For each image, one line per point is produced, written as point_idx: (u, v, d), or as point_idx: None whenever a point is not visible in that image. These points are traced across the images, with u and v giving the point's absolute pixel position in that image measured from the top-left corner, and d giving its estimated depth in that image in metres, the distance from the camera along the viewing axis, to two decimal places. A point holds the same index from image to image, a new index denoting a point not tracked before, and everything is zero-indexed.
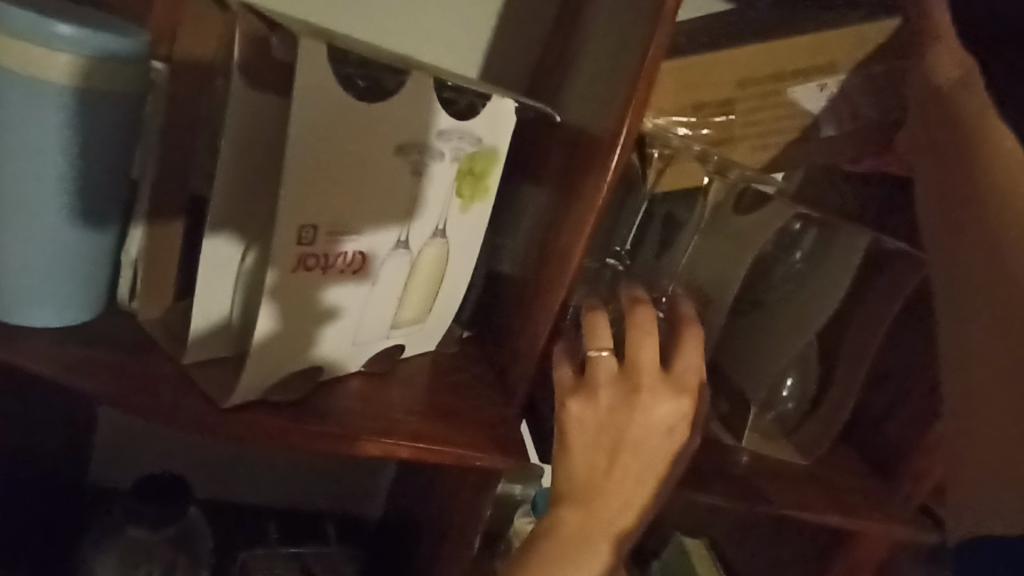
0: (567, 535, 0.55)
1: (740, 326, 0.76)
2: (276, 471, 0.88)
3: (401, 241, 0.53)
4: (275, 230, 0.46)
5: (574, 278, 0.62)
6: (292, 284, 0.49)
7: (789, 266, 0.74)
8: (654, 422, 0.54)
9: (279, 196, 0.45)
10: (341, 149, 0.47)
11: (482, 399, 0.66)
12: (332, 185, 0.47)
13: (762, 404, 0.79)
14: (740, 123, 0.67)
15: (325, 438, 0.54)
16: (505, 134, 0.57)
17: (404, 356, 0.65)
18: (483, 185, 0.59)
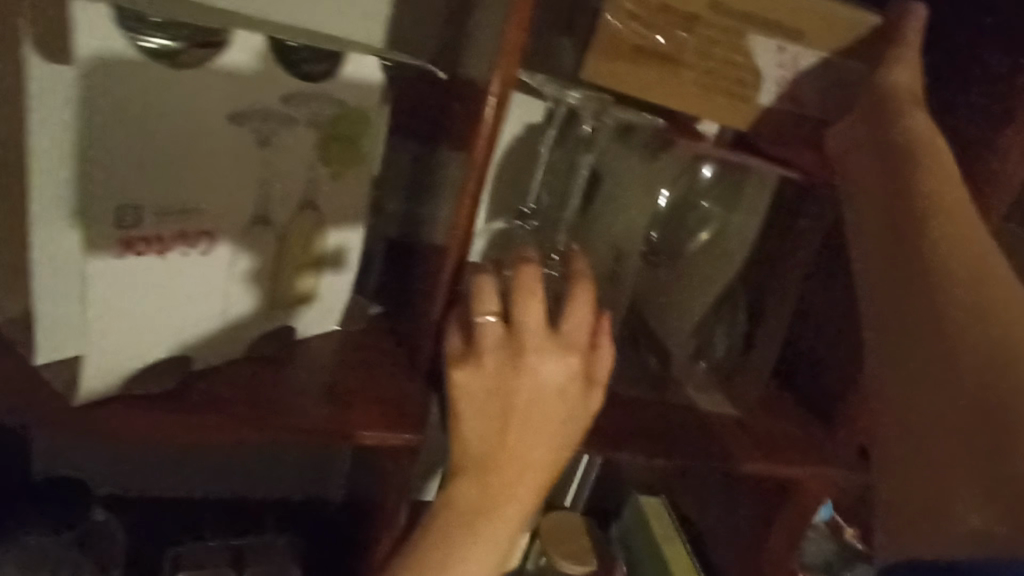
0: (466, 509, 0.53)
1: (660, 277, 0.75)
2: (211, 464, 0.87)
3: (258, 215, 0.51)
4: (87, 213, 0.43)
5: (465, 240, 0.58)
6: (126, 271, 0.46)
7: (702, 213, 0.72)
8: (544, 384, 0.52)
9: (84, 177, 0.42)
10: (154, 122, 0.44)
11: (387, 374, 0.63)
12: (151, 162, 0.44)
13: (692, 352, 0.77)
14: (693, 50, 0.60)
15: (198, 429, 0.51)
16: (371, 95, 0.54)
17: (301, 339, 0.62)
18: (356, 151, 0.56)
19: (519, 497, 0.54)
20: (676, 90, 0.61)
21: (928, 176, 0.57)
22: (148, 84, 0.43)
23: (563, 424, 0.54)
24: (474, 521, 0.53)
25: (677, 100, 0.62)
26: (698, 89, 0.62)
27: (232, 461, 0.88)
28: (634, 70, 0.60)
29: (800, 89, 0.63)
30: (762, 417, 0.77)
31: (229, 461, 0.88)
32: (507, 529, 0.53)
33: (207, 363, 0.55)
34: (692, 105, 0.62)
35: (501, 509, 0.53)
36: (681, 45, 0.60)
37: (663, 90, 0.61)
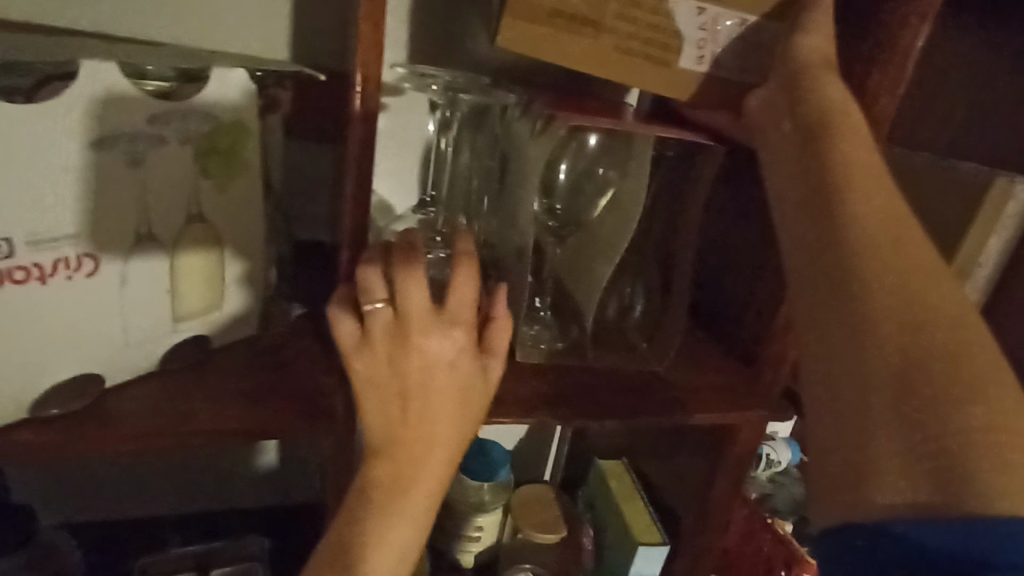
0: (378, 487, 0.57)
1: (570, 245, 0.80)
2: (167, 478, 0.90)
3: (142, 233, 0.54)
4: None
5: (355, 234, 0.61)
6: (9, 300, 0.49)
7: (597, 180, 0.75)
8: (436, 359, 0.57)
9: None
10: (14, 155, 0.46)
11: (306, 371, 0.65)
12: (16, 194, 0.47)
13: (613, 316, 0.82)
14: (612, 14, 0.63)
15: (110, 441, 0.53)
16: (246, 105, 0.57)
17: (218, 345, 0.65)
18: (239, 161, 0.59)
19: (428, 470, 0.58)
20: (598, 56, 0.64)
21: (841, 145, 0.56)
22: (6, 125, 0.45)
23: (463, 395, 0.58)
24: (389, 497, 0.57)
25: (601, 66, 0.65)
26: (620, 54, 0.64)
27: (201, 471, 0.92)
28: (553, 31, 0.63)
29: (719, 55, 0.67)
30: (685, 372, 0.80)
31: (197, 472, 0.92)
32: (422, 501, 0.58)
33: (119, 378, 0.58)
34: (617, 71, 0.65)
35: (412, 483, 0.57)
36: (602, 7, 0.62)
37: (586, 57, 0.64)
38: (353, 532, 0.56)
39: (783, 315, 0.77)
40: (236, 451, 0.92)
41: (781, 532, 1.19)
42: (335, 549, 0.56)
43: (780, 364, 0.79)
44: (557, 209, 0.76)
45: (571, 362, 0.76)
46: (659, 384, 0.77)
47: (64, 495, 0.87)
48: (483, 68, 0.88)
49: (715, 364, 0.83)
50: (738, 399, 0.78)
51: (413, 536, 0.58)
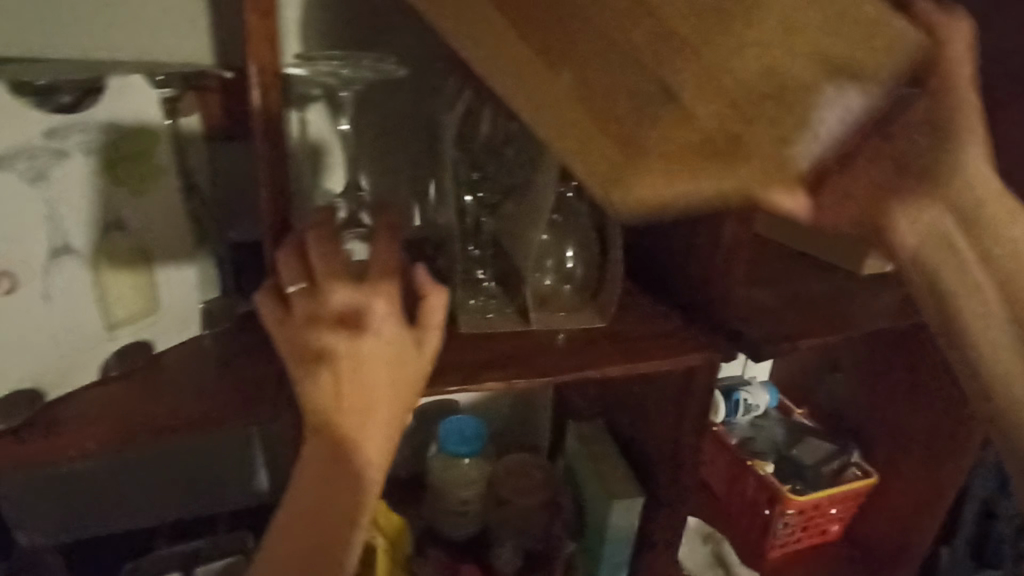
0: (322, 463, 0.59)
1: (506, 213, 0.82)
2: (143, 492, 0.95)
3: (60, 245, 0.57)
4: None
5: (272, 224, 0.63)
6: None
7: (514, 148, 0.80)
8: (364, 333, 0.59)
9: None
10: None
11: (256, 360, 0.67)
12: None
13: (557, 277, 0.85)
14: (748, 138, 0.48)
15: (56, 450, 0.55)
16: (149, 108, 0.60)
17: (165, 350, 0.67)
18: (153, 166, 0.62)
19: (370, 443, 0.60)
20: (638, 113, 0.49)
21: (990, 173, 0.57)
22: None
23: (399, 368, 0.60)
24: (334, 472, 0.58)
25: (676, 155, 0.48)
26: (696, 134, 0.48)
27: (179, 476, 0.97)
28: (653, 187, 0.49)
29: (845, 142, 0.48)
30: (633, 327, 0.82)
31: (176, 475, 0.96)
32: (372, 467, 0.60)
33: (60, 390, 0.60)
34: (687, 171, 0.48)
35: (353, 458, 0.59)
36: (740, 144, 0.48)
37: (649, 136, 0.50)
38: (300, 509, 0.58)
39: (719, 259, 0.80)
40: (206, 457, 0.97)
41: (763, 472, 1.21)
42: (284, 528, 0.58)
43: (722, 308, 0.81)
44: (485, 179, 0.81)
45: (518, 326, 0.79)
46: (603, 341, 0.79)
47: (56, 507, 0.91)
48: (407, 51, 0.88)
49: (661, 315, 0.85)
50: (683, 345, 0.80)
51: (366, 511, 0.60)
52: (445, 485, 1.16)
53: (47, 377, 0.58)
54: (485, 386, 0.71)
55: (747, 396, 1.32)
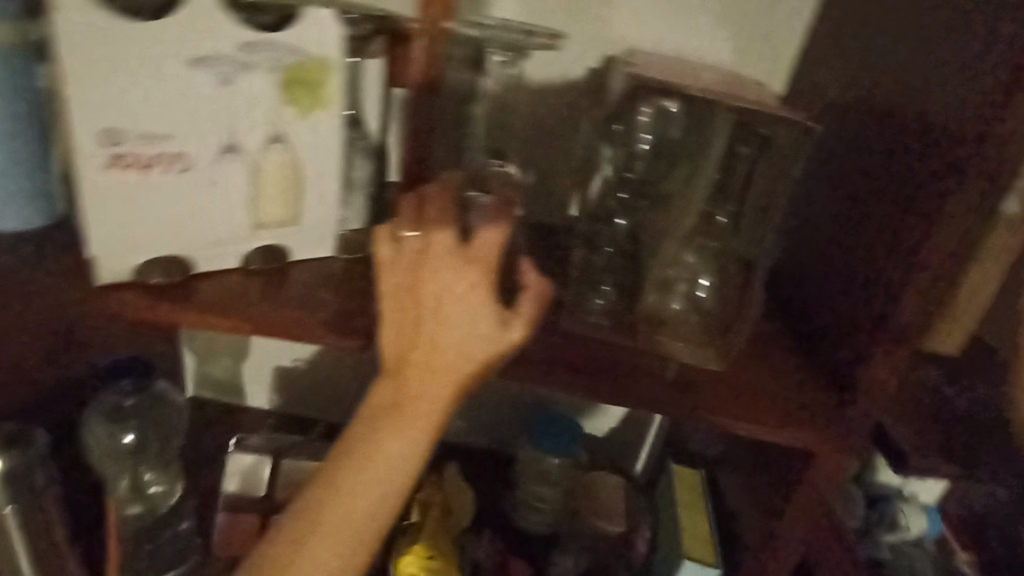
0: (380, 405, 0.61)
1: (654, 220, 0.76)
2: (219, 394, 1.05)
3: (228, 143, 0.62)
4: (81, 147, 0.57)
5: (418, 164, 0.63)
6: (108, 181, 0.59)
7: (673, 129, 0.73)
8: (451, 287, 0.59)
9: (82, 125, 0.56)
10: (125, 85, 0.56)
11: (301, 310, 0.68)
12: (118, 98, 0.56)
13: (680, 295, 0.74)
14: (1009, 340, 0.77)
15: (173, 311, 0.64)
16: (331, 42, 0.63)
17: (261, 253, 0.70)
18: (321, 93, 0.65)
19: (431, 393, 0.60)
20: None
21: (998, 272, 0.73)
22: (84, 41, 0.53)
23: (473, 338, 0.59)
24: (388, 417, 0.61)
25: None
26: None
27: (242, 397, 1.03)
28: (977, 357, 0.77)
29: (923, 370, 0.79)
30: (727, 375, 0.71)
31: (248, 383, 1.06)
32: (427, 413, 0.61)
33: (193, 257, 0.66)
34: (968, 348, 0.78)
35: (414, 401, 0.60)
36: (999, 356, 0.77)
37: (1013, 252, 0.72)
38: (369, 445, 0.60)
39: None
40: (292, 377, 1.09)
41: None
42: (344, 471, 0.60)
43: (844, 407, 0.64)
44: (636, 178, 0.75)
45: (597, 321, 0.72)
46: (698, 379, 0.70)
47: (205, 361, 1.12)
48: None
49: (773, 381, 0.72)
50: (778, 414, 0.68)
51: (395, 460, 0.61)
52: (537, 481, 1.12)
53: (122, 261, 0.63)
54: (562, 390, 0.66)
55: (898, 511, 0.91)
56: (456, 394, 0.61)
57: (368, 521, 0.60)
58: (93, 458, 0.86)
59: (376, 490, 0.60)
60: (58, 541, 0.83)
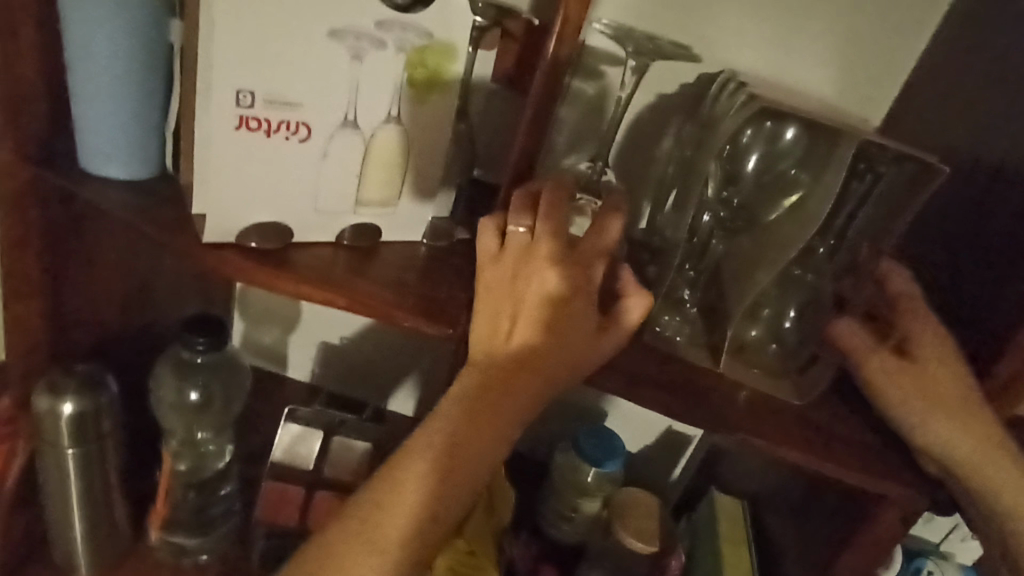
0: (466, 397, 0.60)
1: (742, 246, 0.73)
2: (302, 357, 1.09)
3: (349, 119, 0.62)
4: (214, 103, 0.57)
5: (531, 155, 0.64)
6: (233, 141, 0.59)
7: (779, 150, 0.74)
8: (552, 289, 0.58)
9: (216, 83, 0.57)
10: (264, 50, 0.56)
11: (394, 291, 0.69)
12: (256, 60, 0.57)
13: (762, 324, 0.75)
14: None
15: (275, 275, 0.65)
16: (460, 29, 0.63)
17: (357, 229, 0.70)
18: (442, 79, 0.65)
19: (522, 391, 0.59)
20: None
21: None
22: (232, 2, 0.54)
23: (562, 345, 0.59)
24: (474, 410, 0.60)
25: None
26: None
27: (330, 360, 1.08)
28: None
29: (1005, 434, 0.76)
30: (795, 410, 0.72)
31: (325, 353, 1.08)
32: (515, 412, 0.60)
33: (294, 224, 0.67)
34: None
35: (505, 398, 0.59)
36: None
37: None
38: (436, 438, 0.60)
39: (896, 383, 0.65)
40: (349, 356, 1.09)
41: None
42: (410, 459, 0.60)
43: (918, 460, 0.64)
44: (734, 201, 0.75)
45: (678, 338, 0.74)
46: (767, 412, 0.71)
47: (255, 328, 1.08)
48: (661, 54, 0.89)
49: (842, 423, 0.73)
50: (845, 457, 0.69)
51: (477, 454, 0.60)
52: (570, 493, 1.09)
53: (231, 221, 0.64)
54: (641, 402, 0.68)
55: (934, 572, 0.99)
56: (530, 403, 0.60)
57: (442, 510, 0.60)
58: (156, 412, 0.87)
59: (437, 484, 0.59)
60: (112, 486, 0.85)
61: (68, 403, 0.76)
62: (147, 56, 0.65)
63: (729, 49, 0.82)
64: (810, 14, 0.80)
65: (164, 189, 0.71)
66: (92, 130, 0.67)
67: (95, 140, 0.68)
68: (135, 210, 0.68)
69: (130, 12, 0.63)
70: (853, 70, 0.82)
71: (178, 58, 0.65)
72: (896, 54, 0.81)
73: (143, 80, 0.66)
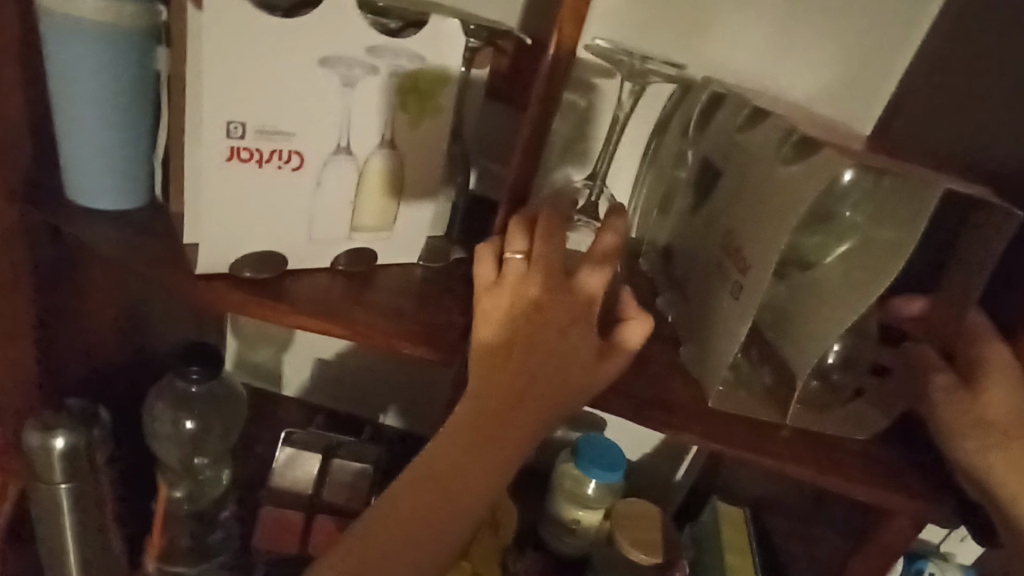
0: (465, 428, 0.59)
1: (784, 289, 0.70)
2: (312, 382, 1.08)
3: (342, 146, 0.61)
4: (205, 135, 0.56)
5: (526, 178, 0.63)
6: (224, 172, 0.58)
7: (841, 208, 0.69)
8: (551, 317, 0.57)
9: (205, 115, 0.55)
10: (254, 81, 0.55)
11: (392, 319, 0.67)
12: (247, 92, 0.56)
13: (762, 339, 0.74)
14: None
15: (269, 307, 0.64)
16: (452, 53, 0.62)
17: (350, 254, 0.69)
18: (434, 102, 0.64)
19: (523, 418, 0.58)
20: None
21: None
22: (220, 35, 0.53)
23: (556, 383, 0.58)
24: (475, 440, 0.58)
25: None
26: None
27: (345, 383, 1.07)
28: None
29: None
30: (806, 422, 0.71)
31: (339, 375, 1.07)
32: (516, 440, 0.58)
33: (286, 252, 0.65)
34: None
35: (507, 427, 0.58)
36: None
37: None
38: (437, 469, 0.59)
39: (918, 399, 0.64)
40: (359, 377, 1.07)
41: None
42: (382, 510, 0.59)
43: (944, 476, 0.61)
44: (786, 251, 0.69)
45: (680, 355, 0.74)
46: (775, 432, 0.70)
47: (250, 348, 1.06)
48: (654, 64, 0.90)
49: None
50: (853, 472, 0.68)
51: (482, 485, 0.59)
52: (566, 504, 1.09)
53: (223, 252, 0.63)
54: (647, 422, 0.67)
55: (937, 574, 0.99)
56: (507, 459, 0.59)
57: (450, 543, 0.59)
58: (152, 443, 0.86)
59: (404, 539, 0.58)
60: (106, 519, 0.83)
61: (61, 438, 0.74)
62: (134, 84, 0.65)
63: (723, 56, 0.83)
64: (798, 21, 0.81)
65: (156, 218, 0.70)
66: (77, 160, 0.67)
67: (80, 170, 0.67)
68: (124, 241, 0.66)
69: (114, 41, 0.62)
70: (843, 75, 0.83)
71: (165, 87, 0.65)
72: (883, 57, 0.82)
73: (130, 109, 0.66)
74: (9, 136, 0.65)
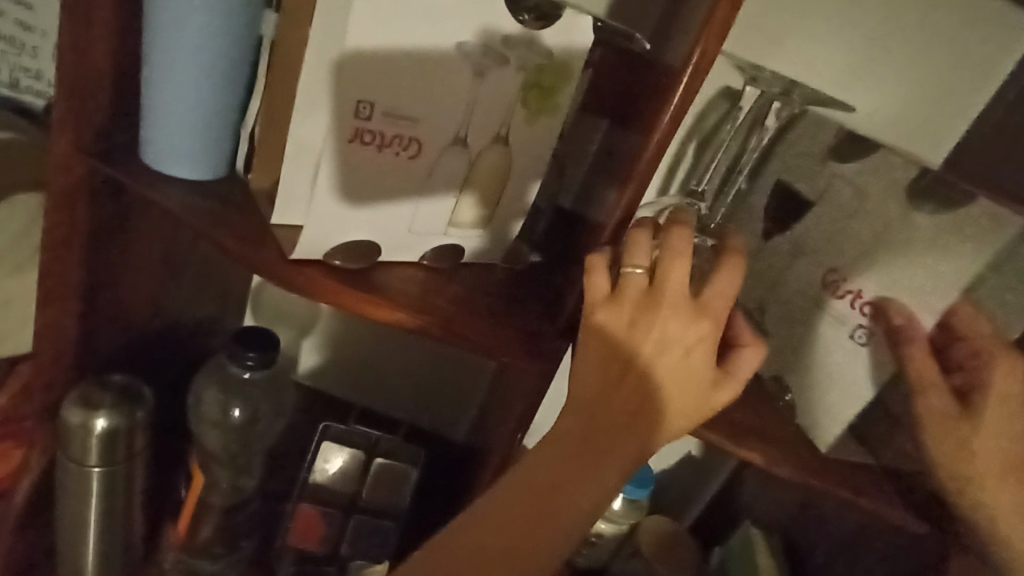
0: (567, 443, 0.57)
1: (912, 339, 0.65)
2: (338, 370, 1.04)
3: (460, 137, 0.59)
4: (333, 111, 0.54)
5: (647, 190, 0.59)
6: (343, 153, 0.56)
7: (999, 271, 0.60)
8: (672, 342, 0.55)
9: (336, 92, 0.54)
10: (390, 62, 0.53)
11: (484, 321, 0.65)
12: (382, 71, 0.54)
13: None
14: None
15: (363, 300, 0.61)
16: (582, 51, 0.59)
17: (443, 251, 0.66)
18: (554, 100, 0.61)
19: (630, 441, 0.57)
20: None
21: None
22: (367, 13, 0.51)
23: (668, 409, 0.56)
24: (578, 458, 0.57)
25: None
26: None
27: (374, 368, 1.03)
28: None
29: None
30: (881, 456, 0.70)
31: (368, 362, 1.03)
32: (619, 461, 0.57)
33: (381, 241, 0.62)
34: None
35: (612, 447, 0.57)
36: None
37: None
38: (535, 481, 0.58)
39: None
40: (388, 365, 1.03)
41: None
42: (470, 522, 0.60)
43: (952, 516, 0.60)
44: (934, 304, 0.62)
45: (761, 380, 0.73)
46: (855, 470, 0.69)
47: None
48: None
49: None
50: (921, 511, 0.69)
51: (582, 504, 0.58)
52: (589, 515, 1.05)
53: (321, 238, 0.59)
54: (731, 448, 0.66)
55: None
56: (598, 490, 0.58)
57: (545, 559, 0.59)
58: (192, 427, 0.81)
59: (477, 565, 0.59)
60: (134, 507, 0.77)
61: (102, 418, 0.69)
62: (234, 48, 0.59)
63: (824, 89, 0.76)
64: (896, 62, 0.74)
65: (236, 191, 0.66)
66: (159, 122, 0.61)
67: (161, 133, 0.62)
68: (203, 213, 0.62)
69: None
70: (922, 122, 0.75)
71: (267, 52, 0.60)
72: (958, 102, 0.73)
73: (227, 75, 0.60)
74: (88, 89, 0.60)
